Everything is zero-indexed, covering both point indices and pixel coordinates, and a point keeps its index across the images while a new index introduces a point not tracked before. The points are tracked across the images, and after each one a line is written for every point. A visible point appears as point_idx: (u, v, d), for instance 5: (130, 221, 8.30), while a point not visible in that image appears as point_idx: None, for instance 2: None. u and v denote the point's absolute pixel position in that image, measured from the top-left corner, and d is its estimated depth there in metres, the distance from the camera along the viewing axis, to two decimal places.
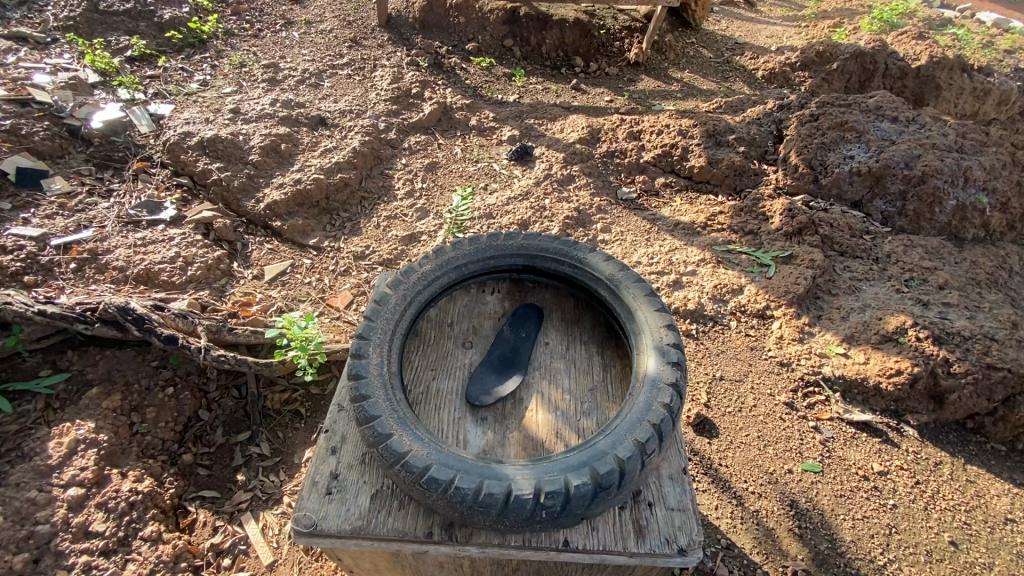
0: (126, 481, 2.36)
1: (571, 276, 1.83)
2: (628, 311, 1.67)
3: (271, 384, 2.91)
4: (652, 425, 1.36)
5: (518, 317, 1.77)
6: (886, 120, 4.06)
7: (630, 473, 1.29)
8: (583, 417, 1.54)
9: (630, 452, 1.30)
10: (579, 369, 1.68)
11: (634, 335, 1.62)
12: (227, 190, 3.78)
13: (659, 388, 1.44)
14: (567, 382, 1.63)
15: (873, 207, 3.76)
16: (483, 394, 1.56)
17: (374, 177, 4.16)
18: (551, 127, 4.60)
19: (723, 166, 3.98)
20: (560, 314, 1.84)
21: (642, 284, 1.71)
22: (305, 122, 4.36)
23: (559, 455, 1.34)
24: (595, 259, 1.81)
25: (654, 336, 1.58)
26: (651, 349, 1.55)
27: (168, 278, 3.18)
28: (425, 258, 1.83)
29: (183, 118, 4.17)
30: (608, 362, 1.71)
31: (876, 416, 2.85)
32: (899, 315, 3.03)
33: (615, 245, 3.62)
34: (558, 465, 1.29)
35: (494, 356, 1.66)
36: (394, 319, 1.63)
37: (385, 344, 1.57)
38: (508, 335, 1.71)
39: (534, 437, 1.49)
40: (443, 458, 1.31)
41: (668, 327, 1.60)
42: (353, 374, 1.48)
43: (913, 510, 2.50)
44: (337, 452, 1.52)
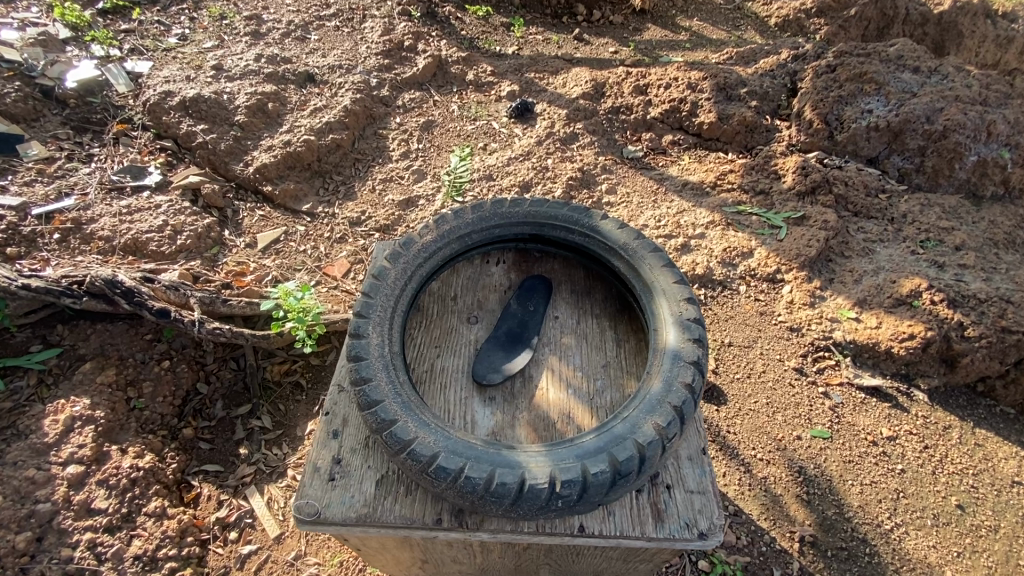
0: (126, 458, 2.32)
1: (581, 246, 1.71)
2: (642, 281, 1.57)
3: (269, 356, 2.83)
4: (673, 407, 1.27)
5: (526, 291, 1.67)
6: (907, 71, 3.84)
7: (651, 458, 1.21)
8: (597, 395, 1.46)
9: (650, 437, 1.22)
10: (591, 344, 1.59)
11: (650, 309, 1.52)
12: (214, 153, 3.61)
13: (680, 365, 1.35)
14: (579, 358, 1.55)
15: (889, 163, 3.59)
16: (489, 373, 1.47)
17: (367, 137, 3.96)
18: (553, 80, 4.34)
19: (734, 122, 3.79)
20: (570, 286, 1.73)
21: (659, 254, 1.60)
22: (292, 79, 4.12)
23: (575, 439, 1.26)
24: (607, 226, 1.68)
25: (674, 310, 1.47)
26: (671, 325, 1.45)
27: (156, 248, 3.08)
28: (424, 227, 1.71)
29: (163, 76, 3.96)
30: (621, 336, 1.61)
31: (886, 381, 2.80)
32: (913, 277, 2.95)
33: (621, 207, 3.49)
34: (573, 451, 1.23)
35: (500, 332, 1.57)
36: (394, 296, 1.53)
37: (385, 322, 1.47)
38: (515, 309, 1.62)
39: (544, 417, 1.42)
40: (451, 445, 1.23)
41: (688, 300, 1.49)
42: (352, 355, 1.40)
43: (921, 474, 2.49)
44: (339, 435, 1.45)
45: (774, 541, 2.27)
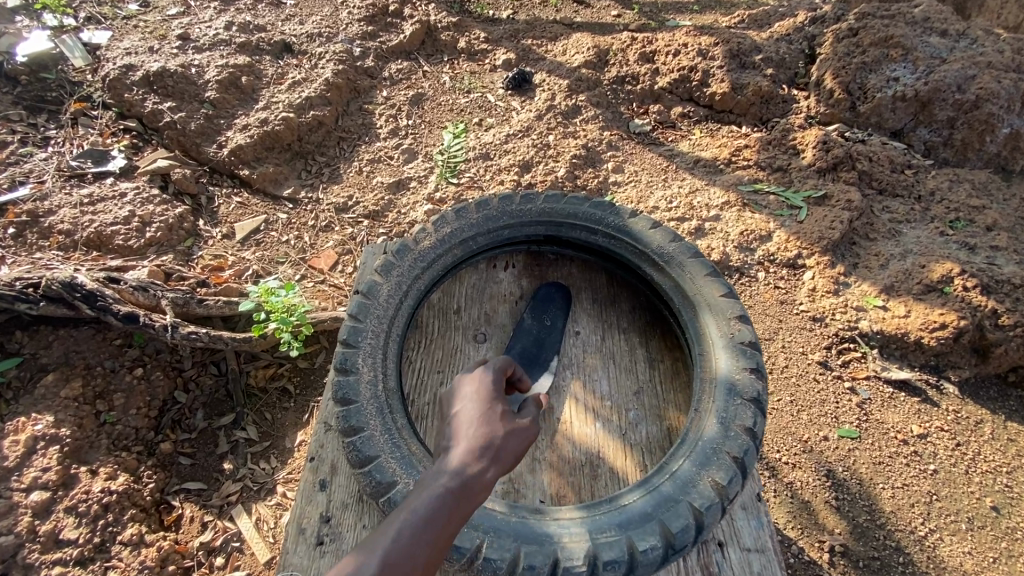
0: (97, 481, 2.12)
1: (605, 248, 1.90)
2: (686, 294, 1.73)
3: (253, 359, 2.61)
4: (730, 467, 1.40)
5: (537, 307, 1.85)
6: (934, 34, 3.56)
7: (707, 524, 1.34)
8: (631, 429, 1.66)
9: (707, 503, 1.34)
10: (621, 366, 1.79)
11: (698, 345, 1.66)
12: (183, 134, 3.30)
13: (737, 408, 1.49)
14: (607, 387, 1.73)
15: (915, 136, 3.35)
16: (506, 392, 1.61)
17: (352, 113, 3.63)
18: (552, 47, 4.00)
19: (748, 92, 3.51)
20: (592, 295, 1.95)
21: (701, 261, 1.77)
22: (267, 49, 3.76)
23: (625, 501, 1.38)
24: (641, 230, 1.85)
25: (725, 334, 1.63)
26: (722, 363, 1.58)
27: (123, 242, 2.81)
28: (422, 242, 1.85)
29: (123, 47, 3.60)
30: (654, 357, 1.81)
31: (915, 373, 2.63)
32: (944, 262, 2.74)
33: (629, 188, 3.24)
34: (624, 517, 1.34)
35: (514, 351, 1.73)
36: (385, 324, 1.67)
37: (376, 363, 1.59)
38: (530, 325, 1.80)
39: (577, 457, 1.60)
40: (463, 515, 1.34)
41: (740, 319, 1.65)
42: (340, 398, 1.51)
43: (954, 474, 2.35)
44: (327, 489, 1.54)
45: (801, 550, 2.15)
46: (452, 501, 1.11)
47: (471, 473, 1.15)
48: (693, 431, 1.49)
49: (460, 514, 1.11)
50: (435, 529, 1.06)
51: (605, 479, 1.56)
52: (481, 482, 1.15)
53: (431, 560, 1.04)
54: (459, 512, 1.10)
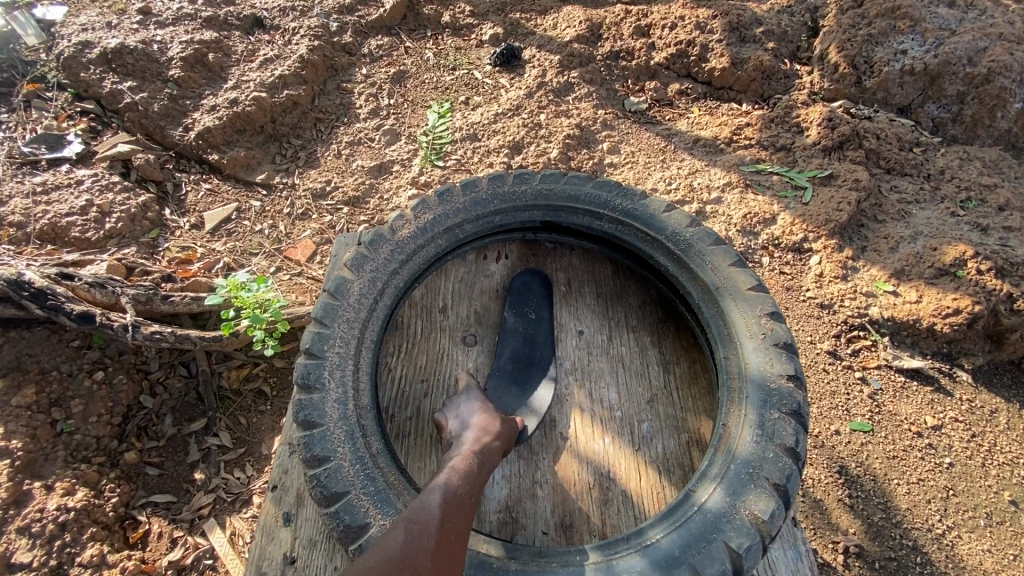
0: (52, 497, 1.93)
1: (610, 234, 1.74)
2: (709, 288, 1.59)
3: (225, 360, 2.43)
4: (769, 496, 1.27)
5: (518, 302, 1.73)
6: (942, 5, 3.39)
7: (745, 566, 1.21)
8: (644, 445, 1.53)
9: (745, 543, 1.21)
10: (633, 371, 1.65)
11: (723, 349, 1.52)
12: (146, 116, 3.05)
13: (775, 428, 1.35)
14: (616, 396, 1.61)
15: (923, 112, 3.19)
16: (509, 412, 1.53)
17: (329, 93, 3.39)
18: (541, 21, 3.76)
19: (749, 67, 3.33)
20: (596, 289, 1.81)
21: (724, 249, 1.61)
22: (237, 24, 3.49)
23: (649, 540, 1.25)
24: (655, 215, 1.70)
25: (752, 337, 1.49)
26: (754, 369, 1.44)
27: (80, 234, 2.59)
28: (402, 231, 1.67)
29: (79, 23, 3.34)
30: (669, 359, 1.68)
31: (927, 361, 2.51)
32: (957, 244, 2.62)
33: (625, 169, 3.06)
34: (651, 558, 1.22)
35: (505, 359, 1.62)
36: (355, 329, 1.50)
37: (344, 376, 1.43)
38: (514, 322, 1.69)
39: (585, 479, 1.48)
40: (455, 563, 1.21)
41: (771, 317, 1.50)
42: (303, 420, 1.36)
43: (970, 468, 2.24)
44: (293, 521, 1.45)
45: (815, 553, 2.04)
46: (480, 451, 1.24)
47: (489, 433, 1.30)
48: (726, 452, 1.36)
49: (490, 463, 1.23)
50: (475, 473, 1.17)
51: (616, 504, 1.44)
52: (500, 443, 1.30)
53: (480, 491, 1.15)
54: (489, 463, 1.23)
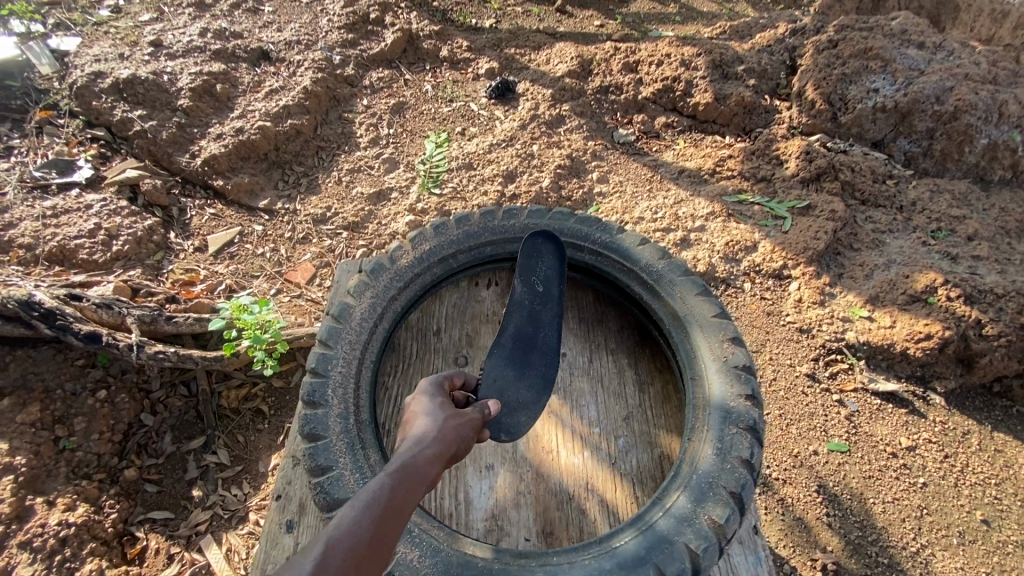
0: (54, 512, 1.99)
1: (590, 264, 1.85)
2: (678, 315, 1.69)
3: (225, 379, 2.50)
4: (728, 500, 1.36)
5: (526, 269, 1.67)
6: (912, 47, 3.60)
7: (704, 566, 1.30)
8: (620, 459, 1.62)
9: (705, 545, 1.30)
10: (611, 391, 1.74)
11: (690, 367, 1.62)
12: (154, 143, 3.18)
13: (734, 438, 1.45)
14: (596, 412, 1.70)
15: (896, 147, 3.37)
16: (505, 393, 1.51)
17: (331, 122, 3.54)
18: (535, 57, 3.97)
19: (731, 103, 3.51)
20: (579, 314, 1.92)
21: (691, 280, 1.73)
22: (244, 56, 3.66)
23: (616, 545, 1.33)
24: (630, 249, 1.81)
25: (716, 358, 1.58)
26: (717, 384, 1.54)
27: (88, 256, 2.69)
28: (401, 257, 1.78)
29: (93, 54, 3.50)
30: (644, 379, 1.77)
31: (901, 385, 2.62)
32: (928, 272, 2.75)
33: (614, 198, 3.20)
34: (617, 559, 1.29)
35: (508, 336, 1.60)
36: (357, 348, 1.60)
37: (346, 390, 1.52)
38: (524, 295, 1.65)
39: (562, 490, 1.56)
40: (446, 563, 1.27)
41: (732, 342, 1.60)
42: (308, 432, 1.44)
43: (944, 487, 2.33)
44: (294, 530, 1.51)
45: (795, 570, 2.11)
46: (402, 487, 1.01)
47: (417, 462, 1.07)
48: (690, 463, 1.45)
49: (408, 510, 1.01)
50: (381, 526, 0.93)
51: (593, 513, 1.52)
52: (432, 470, 1.09)
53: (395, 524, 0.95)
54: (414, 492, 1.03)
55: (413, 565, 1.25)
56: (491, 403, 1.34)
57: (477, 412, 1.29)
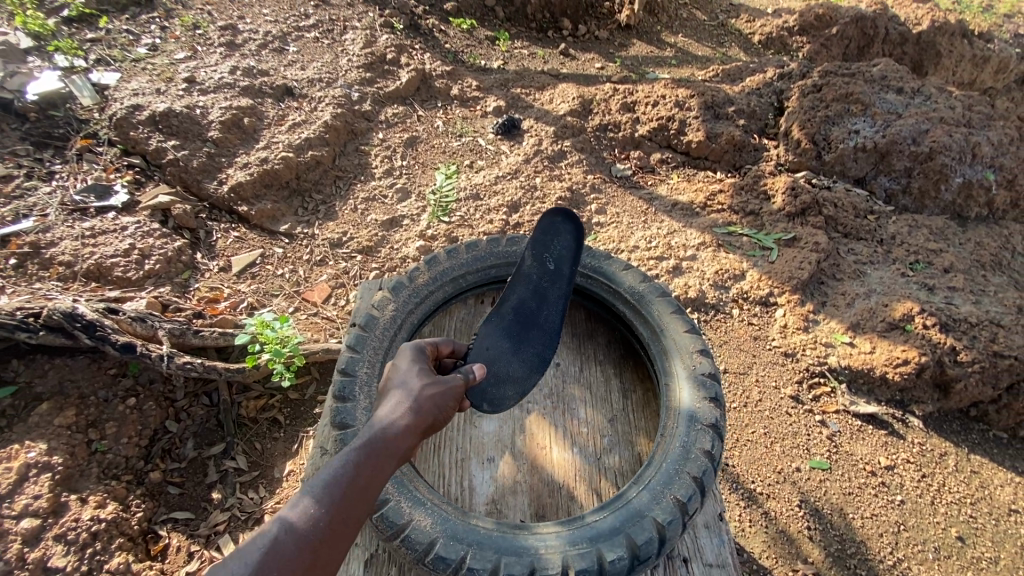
0: (86, 509, 2.16)
1: (582, 287, 2.01)
2: (655, 330, 1.85)
3: (244, 390, 2.68)
4: (691, 481, 1.50)
5: (540, 247, 1.81)
6: (891, 91, 3.86)
7: (669, 537, 1.42)
8: (606, 455, 1.75)
9: (669, 517, 1.43)
10: (598, 397, 1.89)
11: (664, 371, 1.78)
12: (185, 170, 3.44)
13: (699, 431, 1.60)
14: (585, 413, 1.85)
15: (877, 184, 3.59)
16: (498, 361, 1.69)
17: (348, 154, 3.81)
18: (539, 96, 4.26)
19: (722, 141, 3.75)
20: (573, 330, 2.07)
21: (668, 300, 1.90)
22: (270, 92, 3.96)
23: (591, 519, 1.46)
24: (617, 273, 1.98)
25: (688, 365, 1.74)
26: (686, 385, 1.71)
27: (122, 273, 2.90)
28: (418, 275, 2.00)
29: (131, 88, 3.77)
30: (628, 387, 1.92)
31: (881, 407, 2.77)
32: (905, 301, 2.92)
33: (611, 228, 3.41)
34: (591, 531, 1.42)
35: (512, 308, 1.79)
36: (380, 353, 1.79)
37: (371, 388, 1.70)
38: (533, 270, 1.81)
39: (552, 480, 1.69)
40: (452, 531, 1.39)
41: (702, 353, 1.76)
42: (339, 422, 1.62)
43: (921, 505, 2.46)
44: None
45: None
46: (363, 465, 1.20)
47: (382, 440, 1.25)
48: (658, 453, 1.59)
49: (374, 486, 1.19)
50: (340, 499, 1.13)
51: (581, 500, 1.65)
52: (396, 444, 1.26)
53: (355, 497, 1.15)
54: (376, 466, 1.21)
55: (420, 531, 1.37)
56: (476, 367, 1.50)
57: (459, 377, 1.45)
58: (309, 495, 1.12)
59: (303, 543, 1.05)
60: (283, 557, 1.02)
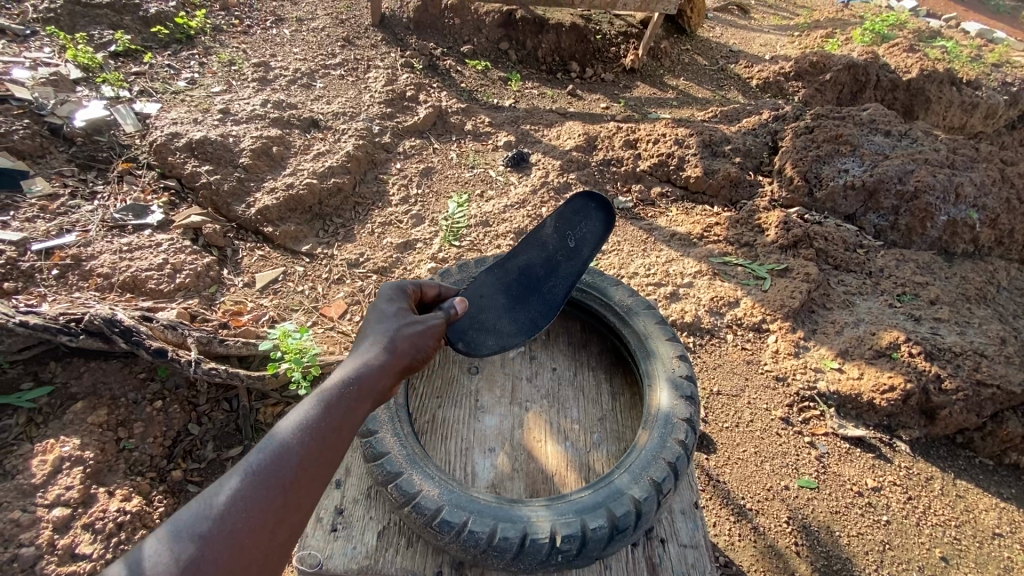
0: (113, 501, 2.33)
1: (578, 300, 2.16)
2: (640, 337, 2.00)
3: (263, 397, 2.85)
4: (667, 464, 1.60)
5: (565, 223, 1.98)
6: (879, 134, 4.10)
7: (646, 512, 1.50)
8: (594, 449, 1.84)
9: (646, 493, 1.52)
10: (589, 399, 2.00)
11: (647, 372, 1.91)
12: (217, 194, 3.70)
13: (675, 423, 1.71)
14: (577, 412, 1.94)
15: (866, 221, 3.78)
16: (489, 311, 1.84)
17: (368, 182, 4.08)
18: (547, 133, 4.55)
19: (719, 177, 3.98)
20: (569, 338, 2.20)
21: (652, 312, 2.06)
22: (297, 124, 4.27)
23: (575, 495, 1.54)
24: (607, 287, 2.15)
25: (668, 368, 1.88)
26: (666, 383, 1.84)
27: (155, 286, 3.12)
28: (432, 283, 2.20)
29: (170, 118, 4.09)
30: (616, 391, 2.04)
31: (869, 431, 2.88)
32: (892, 330, 3.07)
33: (612, 255, 3.61)
34: (575, 505, 1.50)
35: (519, 268, 1.94)
36: None
37: None
38: (552, 240, 1.97)
39: (545, 469, 1.76)
40: (455, 500, 1.48)
41: (680, 358, 1.91)
42: None
43: (906, 525, 2.56)
44: (341, 485, 1.63)
45: None
46: (336, 403, 1.29)
47: (358, 379, 1.35)
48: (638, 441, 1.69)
49: (348, 421, 1.29)
50: (316, 435, 1.22)
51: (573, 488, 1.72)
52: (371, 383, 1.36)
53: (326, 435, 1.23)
54: (350, 403, 1.31)
55: (426, 498, 1.46)
56: (460, 302, 1.68)
57: (437, 319, 1.59)
58: (280, 438, 1.20)
59: (275, 485, 1.14)
60: (256, 497, 1.11)
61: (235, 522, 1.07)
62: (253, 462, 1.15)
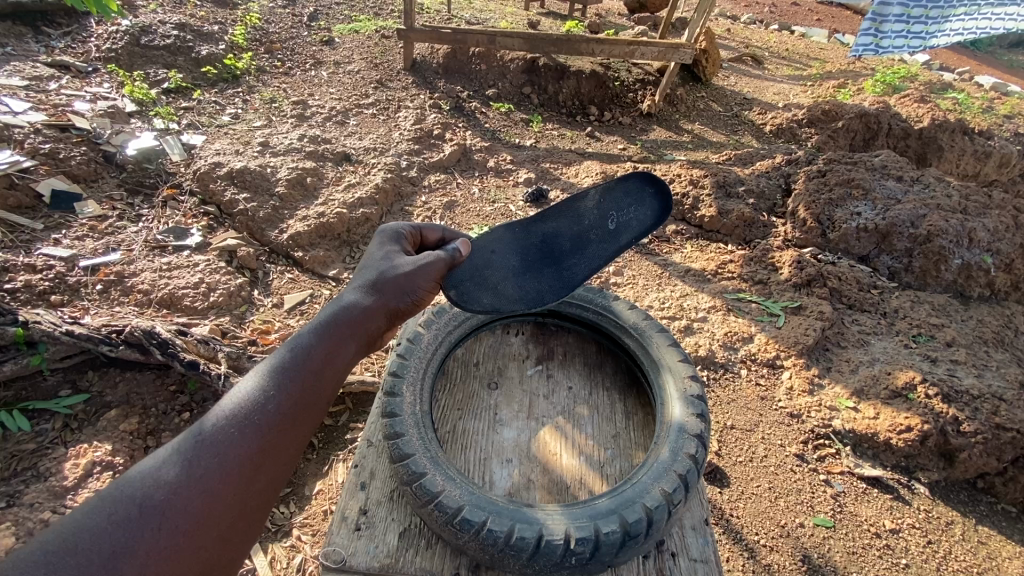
0: None
1: (594, 322, 2.26)
2: (652, 356, 2.07)
3: None
4: (677, 476, 1.64)
5: (614, 202, 2.06)
6: (891, 179, 4.20)
7: (657, 521, 1.54)
8: (608, 463, 1.89)
9: (657, 502, 1.56)
10: (603, 416, 2.05)
11: (658, 389, 1.97)
12: (252, 220, 3.92)
13: (686, 438, 1.76)
14: (592, 428, 2.00)
15: (880, 262, 3.83)
16: (498, 269, 1.97)
17: (394, 213, 4.27)
18: (566, 171, 4.75)
19: (733, 217, 4.08)
20: (585, 359, 2.27)
21: (664, 334, 2.14)
22: (330, 158, 4.53)
23: (589, 502, 1.59)
24: (621, 309, 2.24)
25: (680, 386, 1.94)
26: (677, 400, 1.90)
27: (190, 303, 3.29)
28: None
29: (214, 149, 4.38)
30: (630, 410, 2.09)
31: (887, 472, 2.85)
32: (907, 370, 3.07)
33: (627, 288, 3.70)
34: (587, 511, 1.55)
35: (544, 235, 2.05)
36: (426, 358, 1.97)
37: (416, 383, 1.87)
38: (591, 212, 2.06)
39: (560, 481, 1.82)
40: (476, 501, 1.54)
41: (691, 378, 1.97)
42: (387, 412, 1.77)
43: (925, 570, 2.51)
44: (366, 487, 1.70)
45: None
46: (318, 347, 1.41)
47: (340, 324, 1.48)
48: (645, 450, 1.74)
49: (329, 363, 1.41)
50: (295, 377, 1.33)
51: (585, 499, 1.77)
52: (352, 330, 1.49)
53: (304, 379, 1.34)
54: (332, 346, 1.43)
55: (446, 497, 1.52)
56: (462, 245, 1.86)
57: (429, 259, 1.73)
58: (258, 382, 1.30)
59: (252, 428, 1.22)
60: (232, 439, 1.19)
61: (210, 461, 1.14)
62: (229, 409, 1.24)
